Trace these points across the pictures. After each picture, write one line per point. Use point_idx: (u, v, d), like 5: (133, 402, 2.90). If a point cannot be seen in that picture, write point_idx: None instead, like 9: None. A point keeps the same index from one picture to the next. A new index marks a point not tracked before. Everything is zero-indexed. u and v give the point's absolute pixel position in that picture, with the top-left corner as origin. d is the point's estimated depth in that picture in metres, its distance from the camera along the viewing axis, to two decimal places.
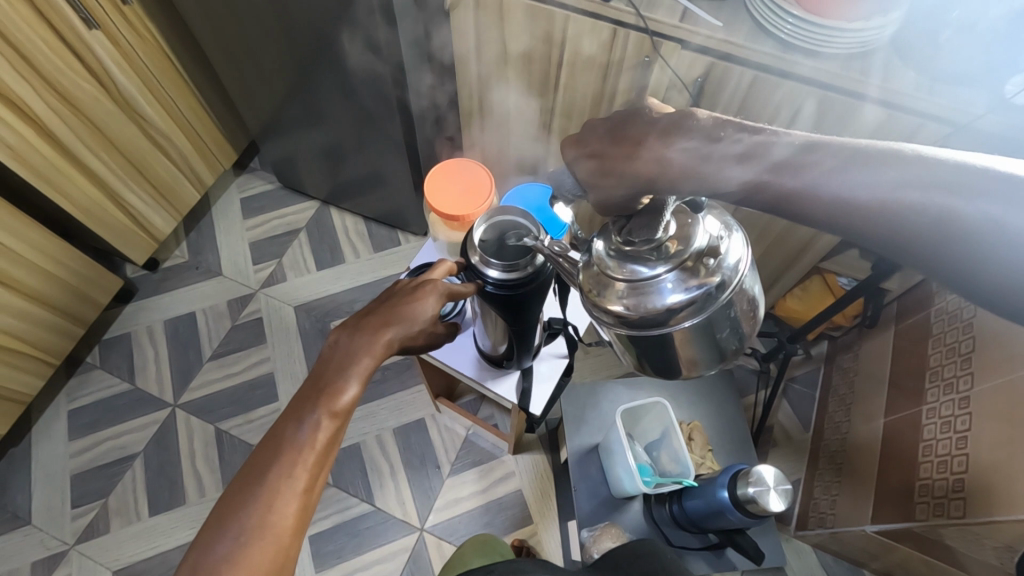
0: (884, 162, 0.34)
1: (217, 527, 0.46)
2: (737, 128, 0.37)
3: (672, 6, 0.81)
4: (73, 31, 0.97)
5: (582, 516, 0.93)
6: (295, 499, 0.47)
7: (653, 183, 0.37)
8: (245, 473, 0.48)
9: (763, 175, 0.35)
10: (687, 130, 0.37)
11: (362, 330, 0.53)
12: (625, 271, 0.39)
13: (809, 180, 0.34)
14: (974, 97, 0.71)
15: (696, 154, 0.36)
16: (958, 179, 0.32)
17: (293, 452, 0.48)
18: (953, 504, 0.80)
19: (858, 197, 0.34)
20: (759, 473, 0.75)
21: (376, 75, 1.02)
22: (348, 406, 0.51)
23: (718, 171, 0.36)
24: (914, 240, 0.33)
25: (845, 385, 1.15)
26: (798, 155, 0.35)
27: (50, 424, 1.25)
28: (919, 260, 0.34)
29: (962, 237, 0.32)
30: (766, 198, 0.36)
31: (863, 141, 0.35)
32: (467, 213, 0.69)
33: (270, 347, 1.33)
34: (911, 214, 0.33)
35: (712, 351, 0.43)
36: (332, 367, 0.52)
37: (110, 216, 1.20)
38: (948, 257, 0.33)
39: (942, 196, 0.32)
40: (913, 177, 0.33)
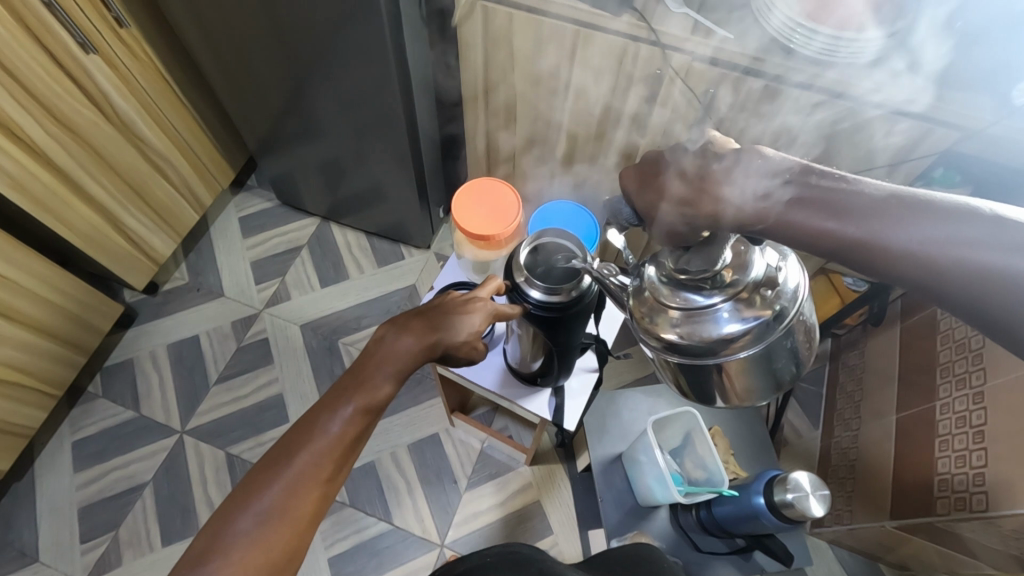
0: (937, 216, 0.34)
1: (237, 503, 0.45)
2: (798, 173, 0.38)
3: (682, 19, 0.82)
4: (70, 55, 0.95)
5: (610, 526, 0.94)
6: (316, 490, 0.47)
7: (720, 222, 0.38)
8: (273, 452, 0.47)
9: (824, 221, 0.36)
10: (753, 167, 0.38)
11: (410, 330, 0.51)
12: (680, 299, 0.40)
13: (867, 230, 0.35)
14: (982, 103, 0.73)
15: (761, 197, 0.37)
16: (1008, 236, 0.33)
17: (321, 443, 0.47)
18: (975, 498, 0.82)
19: (910, 249, 0.34)
20: (795, 479, 0.76)
21: (382, 90, 1.01)
22: (381, 404, 0.49)
23: (783, 216, 0.36)
24: (966, 294, 0.34)
25: (853, 382, 1.17)
26: (854, 204, 0.35)
27: (54, 457, 1.22)
28: (967, 313, 0.35)
29: (1011, 297, 0.33)
30: (825, 243, 0.36)
31: (915, 193, 0.36)
32: (482, 236, 0.70)
33: (278, 367, 1.32)
34: (961, 269, 0.33)
35: (769, 379, 0.43)
36: (372, 362, 0.49)
37: (109, 240, 1.17)
38: (997, 313, 0.33)
39: (994, 254, 0.33)
40: (962, 232, 0.33)
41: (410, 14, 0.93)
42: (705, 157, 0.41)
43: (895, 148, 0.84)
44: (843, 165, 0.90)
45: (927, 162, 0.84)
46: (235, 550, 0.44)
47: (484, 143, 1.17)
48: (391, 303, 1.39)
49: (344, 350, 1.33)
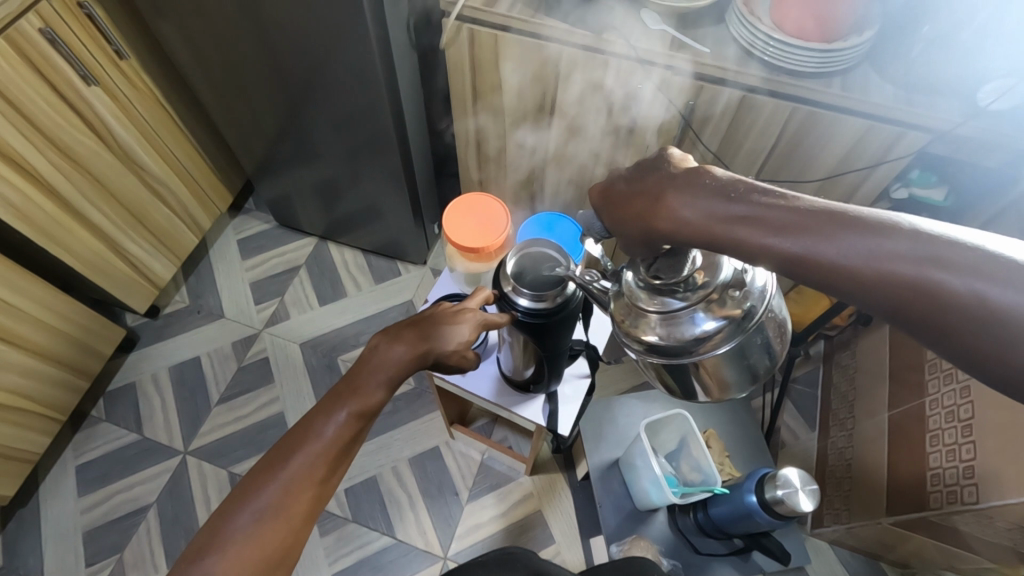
0: (883, 231, 0.34)
1: (234, 501, 0.47)
2: (744, 188, 0.37)
3: (661, 36, 0.85)
4: (72, 88, 0.98)
5: (609, 532, 0.95)
6: (310, 490, 0.48)
7: (672, 239, 0.39)
8: (270, 455, 0.49)
9: (769, 237, 0.35)
10: (703, 185, 0.38)
11: (402, 339, 0.53)
12: (657, 303, 0.42)
13: (811, 246, 0.34)
14: (950, 106, 0.76)
15: (708, 214, 0.37)
16: (953, 255, 0.32)
17: (315, 446, 0.48)
18: (966, 490, 0.84)
19: (854, 265, 0.33)
20: (785, 475, 0.77)
21: (374, 112, 1.04)
22: (374, 409, 0.51)
23: (729, 232, 0.36)
24: (912, 312, 0.33)
25: (846, 382, 1.19)
26: (799, 220, 0.35)
27: (58, 482, 1.23)
28: (919, 330, 0.34)
29: (957, 316, 0.32)
30: (772, 259, 0.35)
31: (864, 208, 0.35)
32: (457, 244, 0.73)
33: (278, 386, 1.33)
34: (905, 288, 0.33)
35: (745, 373, 0.46)
36: (366, 369, 0.51)
37: (110, 265, 1.20)
38: (944, 332, 0.33)
39: (939, 272, 0.32)
40: (907, 249, 0.33)
41: (398, 39, 0.96)
42: (663, 173, 0.41)
43: (870, 152, 0.87)
44: (823, 169, 0.93)
45: (902, 164, 0.86)
46: (232, 547, 0.46)
47: (475, 159, 1.20)
48: (388, 319, 1.41)
49: (343, 367, 1.35)
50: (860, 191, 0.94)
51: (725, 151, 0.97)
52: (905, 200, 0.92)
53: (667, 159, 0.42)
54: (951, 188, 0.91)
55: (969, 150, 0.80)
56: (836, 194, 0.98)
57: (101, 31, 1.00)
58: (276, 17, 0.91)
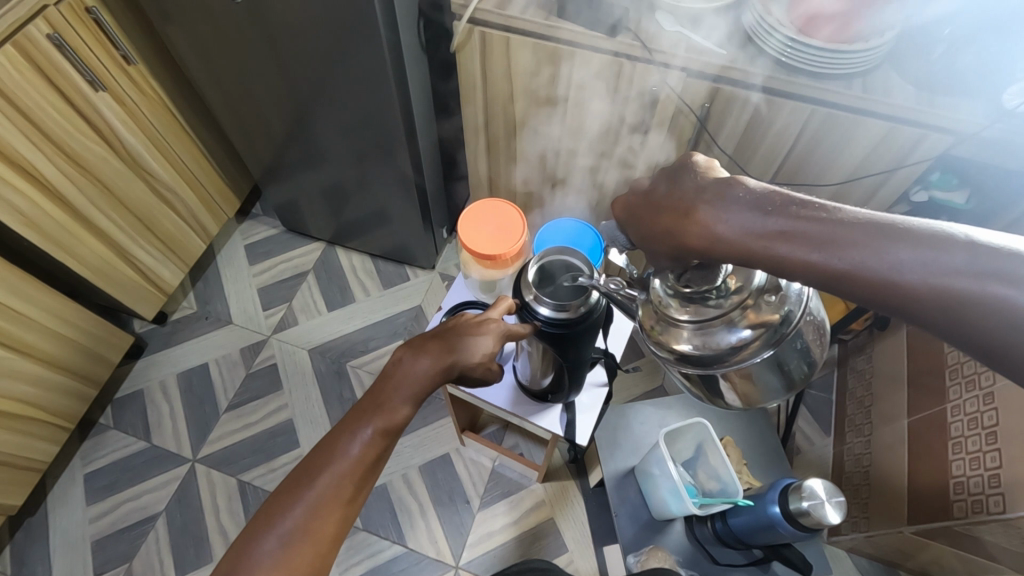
0: (930, 242, 0.32)
1: (261, 524, 0.46)
2: (779, 200, 0.36)
3: (675, 38, 0.83)
4: (80, 93, 0.97)
5: (626, 542, 0.93)
6: (338, 510, 0.47)
7: (704, 254, 0.38)
8: (296, 475, 0.48)
9: (812, 253, 0.34)
10: (734, 197, 0.37)
11: (426, 351, 0.51)
12: (689, 311, 0.41)
13: (857, 261, 0.33)
14: (974, 107, 0.74)
15: (743, 229, 0.36)
16: (1007, 266, 0.31)
17: (342, 465, 0.47)
18: (992, 500, 0.82)
19: (902, 279, 0.32)
20: (810, 486, 0.75)
21: (384, 115, 1.03)
22: (400, 425, 0.50)
23: (767, 249, 0.35)
24: (963, 328, 0.32)
25: (863, 388, 1.17)
26: (843, 235, 0.33)
27: (66, 490, 1.22)
28: (969, 344, 0.33)
29: (1016, 331, 0.31)
30: (814, 276, 0.34)
31: (908, 216, 0.34)
32: (459, 231, 0.73)
33: (287, 393, 1.32)
34: (955, 302, 0.32)
35: (783, 381, 0.44)
36: (390, 385, 0.50)
37: (118, 272, 1.19)
38: (1000, 347, 0.31)
39: (992, 285, 0.31)
40: (959, 261, 0.31)
41: (409, 44, 0.95)
42: (692, 182, 0.40)
43: (891, 155, 0.85)
44: (841, 172, 0.92)
45: (923, 167, 0.85)
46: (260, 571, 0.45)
47: (486, 163, 1.19)
48: (397, 324, 1.40)
49: (353, 373, 1.34)
50: (880, 194, 0.93)
51: (740, 153, 0.96)
52: (925, 203, 0.91)
53: (693, 166, 0.41)
54: (973, 191, 0.89)
55: (995, 152, 0.78)
56: (855, 196, 0.96)
57: (109, 37, 0.99)
58: (286, 21, 0.91)
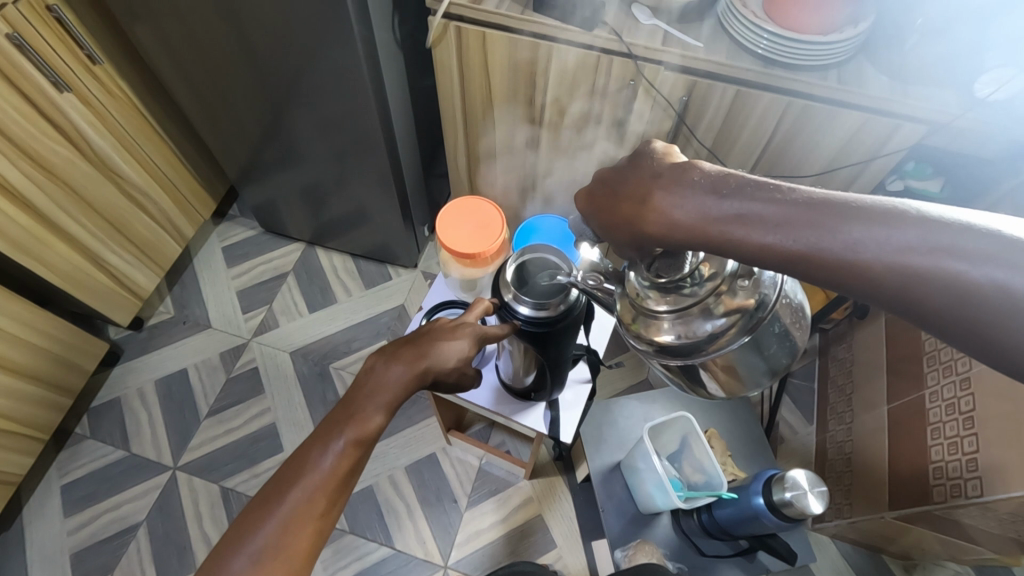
0: (886, 220, 0.32)
1: (233, 541, 0.45)
2: (735, 182, 0.36)
3: (653, 31, 0.83)
4: (44, 95, 0.94)
5: (614, 537, 0.94)
6: (310, 524, 0.46)
7: (662, 241, 0.38)
8: (267, 490, 0.47)
9: (767, 236, 0.34)
10: (689, 181, 0.38)
11: (399, 357, 0.50)
12: (667, 301, 0.41)
13: (812, 242, 0.33)
14: (947, 98, 0.75)
15: (698, 213, 0.36)
16: (963, 242, 0.30)
17: (314, 477, 0.46)
18: (970, 483, 0.83)
19: (858, 259, 0.32)
20: (793, 477, 0.76)
21: (361, 113, 1.01)
22: (373, 434, 0.49)
23: (724, 232, 0.35)
24: (922, 307, 0.31)
25: (844, 376, 1.19)
26: (797, 215, 0.33)
27: (43, 502, 1.19)
28: (933, 324, 0.32)
29: (974, 309, 0.30)
30: (772, 259, 0.34)
31: (865, 195, 0.34)
32: (439, 215, 0.73)
33: (270, 396, 1.30)
34: (914, 280, 0.31)
35: (765, 366, 0.44)
36: (362, 394, 0.49)
37: (90, 278, 1.16)
38: (960, 325, 0.31)
39: (948, 262, 0.30)
40: (915, 238, 0.31)
41: (384, 40, 0.94)
42: (651, 168, 0.40)
43: (867, 146, 0.86)
44: (819, 163, 0.92)
45: (898, 157, 0.86)
46: None
47: (465, 160, 1.18)
48: (380, 325, 1.39)
49: (336, 375, 1.32)
50: (857, 184, 0.94)
51: (719, 146, 0.96)
52: (900, 192, 0.92)
53: (653, 152, 0.42)
54: (947, 180, 0.91)
55: (967, 142, 0.79)
56: (832, 187, 0.97)
57: (72, 36, 0.96)
58: (256, 18, 0.89)
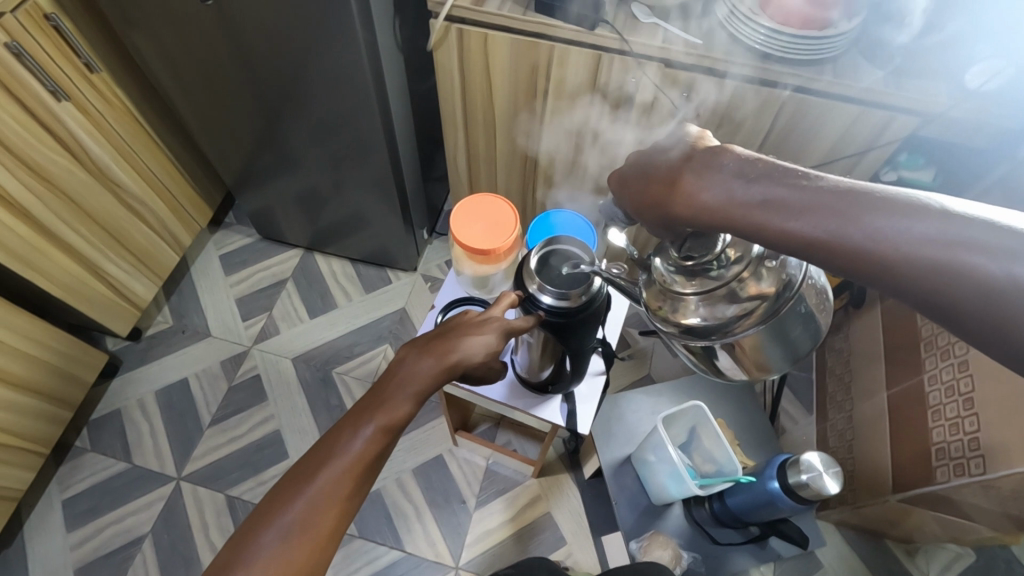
0: (907, 211, 0.33)
1: (261, 518, 0.46)
2: (763, 168, 0.37)
3: (652, 30, 0.84)
4: (42, 105, 0.94)
5: (627, 529, 0.95)
6: (336, 506, 0.46)
7: (691, 222, 0.39)
8: (296, 471, 0.47)
9: (790, 222, 0.35)
10: (720, 164, 0.38)
11: (429, 351, 0.51)
12: (694, 283, 0.42)
13: (833, 229, 0.34)
14: (939, 88, 0.78)
15: (726, 196, 0.37)
16: (983, 237, 0.31)
17: (342, 460, 0.47)
18: (973, 462, 0.85)
19: (878, 247, 0.33)
20: (807, 460, 0.78)
21: (362, 115, 1.02)
22: (401, 423, 0.49)
23: (748, 217, 0.36)
24: (938, 298, 0.32)
25: (841, 365, 1.21)
26: (821, 202, 0.34)
27: (43, 518, 1.17)
28: (948, 316, 0.32)
29: (990, 302, 0.31)
30: (793, 244, 0.35)
31: (889, 187, 0.35)
32: (453, 214, 0.74)
33: (273, 403, 1.29)
34: (931, 271, 0.32)
35: (788, 349, 0.45)
36: (393, 383, 0.49)
37: (89, 288, 1.15)
38: (974, 318, 0.31)
39: (966, 254, 0.31)
40: (934, 231, 0.32)
41: (386, 44, 0.95)
42: (684, 152, 0.41)
43: (861, 137, 0.88)
44: (816, 155, 0.94)
45: (893, 147, 0.88)
46: (258, 564, 0.44)
47: (465, 162, 1.19)
48: (382, 328, 1.39)
49: (339, 380, 1.32)
50: (851, 175, 0.96)
51: (717, 142, 0.98)
52: (894, 182, 0.95)
53: (687, 137, 0.43)
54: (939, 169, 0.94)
55: (958, 130, 0.82)
56: None
57: (69, 44, 0.95)
58: (258, 24, 0.89)
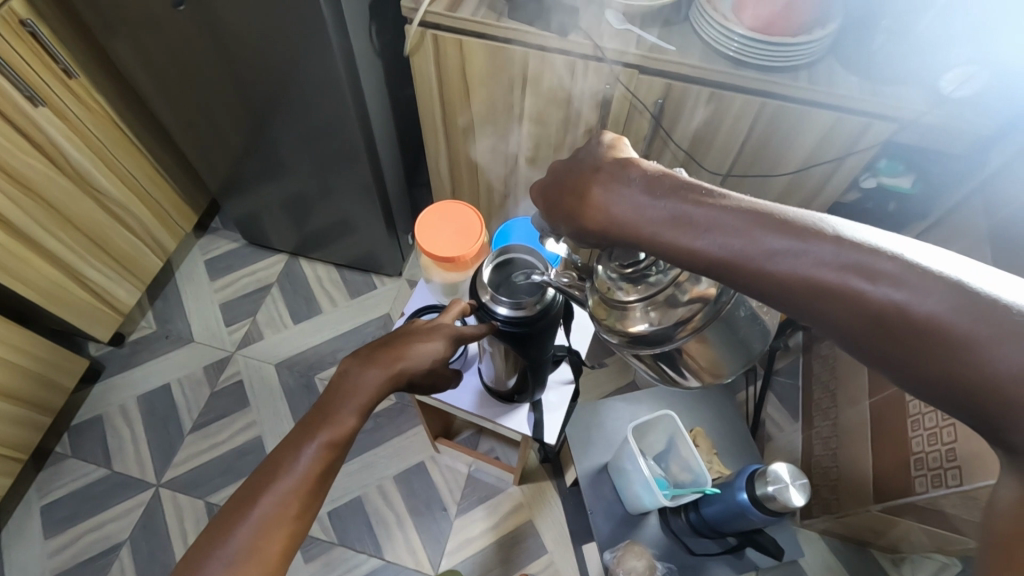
0: (803, 233, 0.34)
1: (206, 545, 0.45)
2: (671, 184, 0.38)
3: (627, 36, 0.84)
4: (20, 111, 0.94)
5: (603, 539, 0.94)
6: (285, 527, 0.46)
7: (603, 236, 0.40)
8: (241, 494, 0.47)
9: (698, 240, 0.35)
10: (631, 178, 0.39)
11: (374, 361, 0.50)
12: (636, 290, 0.41)
13: (734, 249, 0.34)
14: (913, 95, 0.77)
15: (636, 212, 0.38)
16: (871, 260, 0.32)
17: (287, 480, 0.46)
18: (950, 473, 0.83)
19: (774, 269, 0.33)
20: (775, 471, 0.76)
21: (340, 122, 1.02)
22: (348, 437, 0.49)
23: (657, 233, 0.37)
24: (829, 319, 0.33)
25: (827, 372, 1.20)
26: (726, 222, 0.35)
27: (23, 524, 1.17)
28: (839, 335, 0.34)
29: (873, 324, 0.32)
30: (697, 262, 0.36)
31: (788, 208, 0.35)
32: (418, 223, 0.73)
33: (255, 409, 1.29)
34: (823, 293, 0.33)
35: (738, 349, 0.44)
36: (337, 398, 0.49)
37: (69, 294, 1.14)
38: (858, 339, 0.33)
39: (853, 278, 0.32)
40: (826, 253, 0.33)
41: (362, 50, 0.94)
42: (598, 163, 0.41)
43: (839, 144, 0.88)
44: (796, 161, 0.94)
45: (871, 153, 0.87)
46: None
47: (447, 167, 1.18)
48: (365, 334, 1.38)
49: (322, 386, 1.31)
50: (832, 182, 0.95)
51: (697, 149, 0.98)
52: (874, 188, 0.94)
53: (601, 145, 0.43)
54: (919, 175, 0.94)
55: (935, 137, 0.81)
56: (809, 185, 0.98)
57: (47, 50, 0.95)
58: (233, 30, 0.89)
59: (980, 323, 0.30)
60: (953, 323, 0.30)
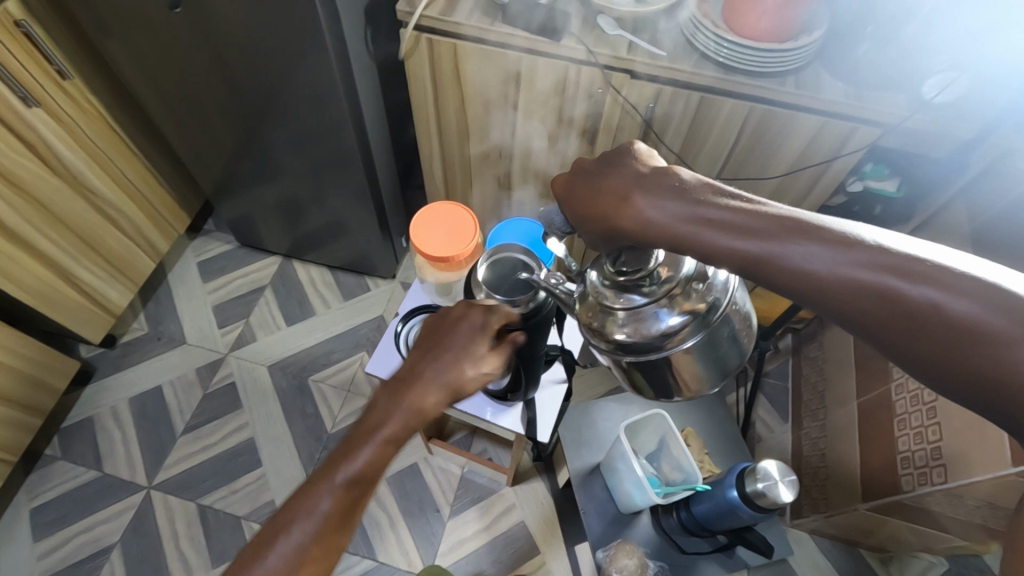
0: (840, 237, 0.35)
1: None
2: (709, 191, 0.39)
3: (617, 41, 0.86)
4: (13, 112, 0.93)
5: (595, 538, 0.95)
6: (310, 565, 0.47)
7: (635, 239, 0.39)
8: (267, 530, 0.48)
9: (738, 242, 0.36)
10: (669, 184, 0.39)
11: (392, 395, 0.51)
12: (623, 300, 0.42)
13: (776, 250, 0.35)
14: (896, 100, 0.79)
15: (674, 216, 0.38)
16: (907, 263, 0.34)
17: (312, 520, 0.47)
18: (935, 471, 0.85)
19: (815, 270, 0.35)
20: (764, 468, 0.78)
21: (335, 125, 1.02)
22: (371, 474, 0.49)
23: (696, 235, 0.37)
24: (866, 317, 0.34)
25: (816, 374, 1.22)
26: (766, 226, 0.36)
27: (11, 527, 1.16)
28: (868, 334, 0.35)
29: (909, 322, 0.33)
30: (738, 262, 0.36)
31: (823, 215, 0.37)
32: (413, 223, 0.74)
33: (248, 411, 1.28)
34: (862, 293, 0.34)
35: (714, 366, 0.46)
36: (360, 435, 0.49)
37: (61, 295, 1.14)
38: (896, 337, 0.34)
39: (892, 278, 0.33)
40: (865, 256, 0.34)
41: (357, 52, 0.95)
42: (632, 169, 0.41)
43: (826, 147, 0.89)
44: (783, 164, 0.95)
45: (857, 157, 0.89)
46: None
47: (441, 170, 1.19)
48: (359, 335, 1.38)
49: (315, 388, 1.31)
50: (819, 184, 0.97)
51: (686, 152, 0.99)
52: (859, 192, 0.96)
53: (633, 152, 0.43)
54: (903, 179, 0.96)
55: (919, 141, 0.83)
56: (796, 189, 1.00)
57: (41, 51, 0.95)
58: (228, 32, 0.89)
59: (1011, 322, 0.31)
60: (989, 323, 0.32)
